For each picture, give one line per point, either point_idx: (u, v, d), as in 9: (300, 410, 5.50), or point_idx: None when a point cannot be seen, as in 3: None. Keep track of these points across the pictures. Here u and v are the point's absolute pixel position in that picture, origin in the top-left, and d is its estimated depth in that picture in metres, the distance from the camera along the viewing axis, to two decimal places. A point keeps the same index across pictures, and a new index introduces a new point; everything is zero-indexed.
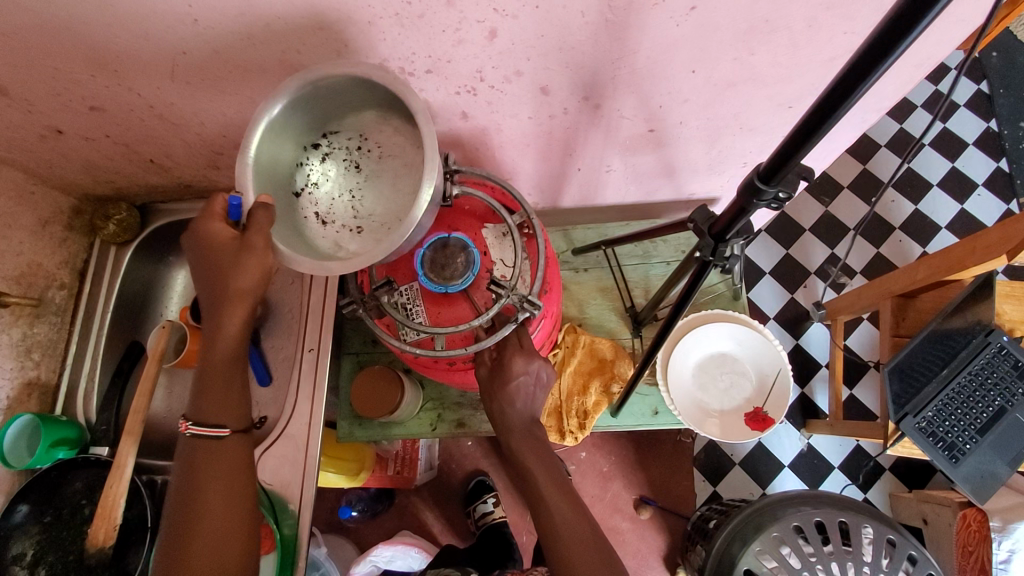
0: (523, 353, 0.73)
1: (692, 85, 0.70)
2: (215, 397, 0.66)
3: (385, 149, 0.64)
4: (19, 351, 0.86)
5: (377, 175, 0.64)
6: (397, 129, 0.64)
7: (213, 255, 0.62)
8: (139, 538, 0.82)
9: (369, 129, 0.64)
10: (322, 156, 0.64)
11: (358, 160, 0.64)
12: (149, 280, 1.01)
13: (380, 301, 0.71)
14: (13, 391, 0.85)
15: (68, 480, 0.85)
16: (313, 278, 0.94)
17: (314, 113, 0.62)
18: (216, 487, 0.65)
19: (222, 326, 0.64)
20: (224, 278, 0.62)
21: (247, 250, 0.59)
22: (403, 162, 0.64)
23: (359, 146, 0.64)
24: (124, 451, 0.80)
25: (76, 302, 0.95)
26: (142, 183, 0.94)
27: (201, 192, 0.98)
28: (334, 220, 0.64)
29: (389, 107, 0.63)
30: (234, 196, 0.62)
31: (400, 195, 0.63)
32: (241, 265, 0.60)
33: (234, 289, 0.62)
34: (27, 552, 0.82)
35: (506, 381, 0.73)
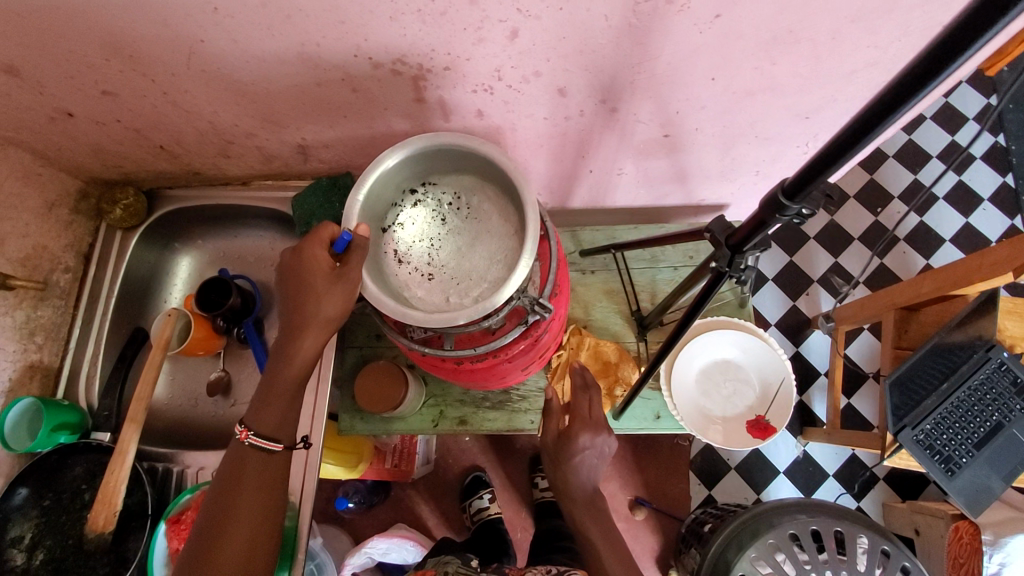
0: (588, 428, 0.80)
1: (710, 93, 0.70)
2: (279, 414, 0.66)
3: (473, 211, 0.68)
4: (23, 334, 0.85)
5: (458, 232, 0.67)
6: (489, 196, 0.68)
7: (305, 277, 0.62)
8: (138, 524, 0.82)
9: (464, 190, 0.68)
10: (415, 203, 0.69)
11: (445, 214, 0.68)
12: (155, 267, 1.01)
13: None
14: (16, 373, 0.84)
15: (69, 465, 0.85)
16: None
17: (420, 166, 0.68)
18: (253, 496, 0.65)
19: (299, 347, 0.64)
20: (310, 303, 0.62)
21: (343, 281, 0.61)
22: (486, 228, 0.67)
23: (451, 203, 0.68)
24: (128, 435, 0.81)
25: (81, 287, 0.94)
26: (151, 170, 0.93)
27: (211, 179, 0.97)
28: (409, 262, 0.67)
29: (489, 174, 0.67)
30: (346, 233, 0.62)
31: (477, 257, 0.66)
32: (333, 295, 0.61)
33: (319, 318, 0.63)
34: (25, 535, 0.82)
35: (568, 448, 0.80)
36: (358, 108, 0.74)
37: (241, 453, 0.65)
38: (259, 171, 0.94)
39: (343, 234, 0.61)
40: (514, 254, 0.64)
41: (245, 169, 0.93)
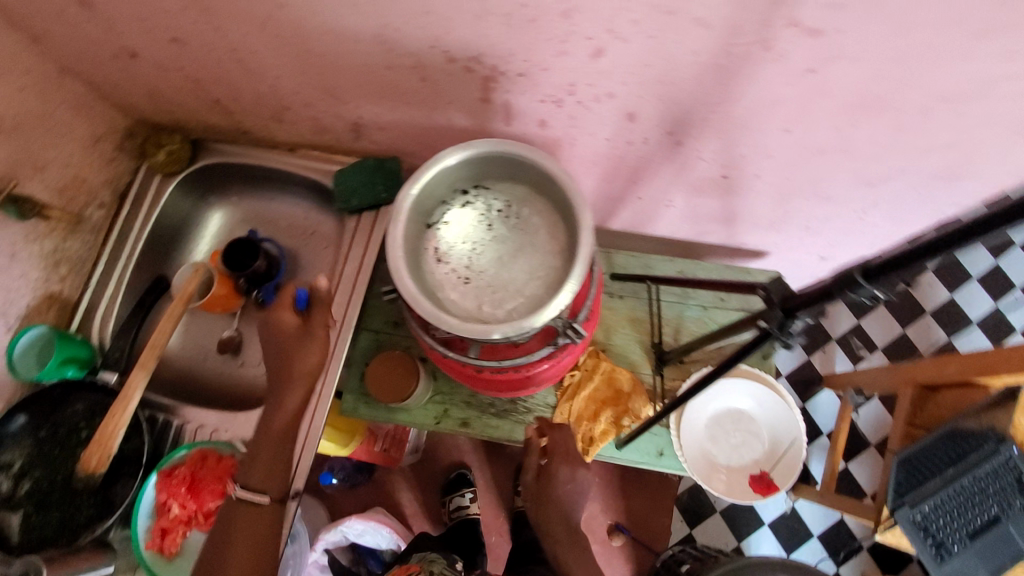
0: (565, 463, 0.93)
1: (781, 144, 0.68)
2: (268, 459, 0.76)
3: (521, 223, 0.66)
4: (49, 263, 0.85)
5: (503, 240, 0.66)
6: (540, 209, 0.66)
7: (282, 339, 0.77)
8: (131, 471, 0.81)
9: (515, 200, 0.67)
10: (464, 204, 0.67)
11: (493, 220, 0.66)
12: (188, 217, 1.00)
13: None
14: (35, 301, 0.84)
15: (71, 400, 0.83)
16: (351, 250, 0.93)
17: (476, 168, 0.66)
18: (245, 538, 0.72)
19: (283, 404, 0.77)
20: (289, 362, 0.77)
21: (312, 338, 0.77)
22: (532, 243, 0.65)
23: (500, 210, 0.67)
24: (135, 380, 0.81)
25: (112, 225, 0.93)
26: (201, 121, 0.92)
27: (258, 140, 0.95)
28: (447, 262, 0.65)
29: (546, 189, 0.66)
30: (302, 292, 0.82)
31: (518, 270, 0.64)
32: (308, 347, 0.77)
33: (297, 370, 0.77)
34: (14, 462, 0.79)
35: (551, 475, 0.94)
36: (422, 98, 0.73)
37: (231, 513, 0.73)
38: (307, 140, 0.93)
39: (300, 293, 0.81)
40: (556, 275, 0.63)
41: (294, 136, 0.92)
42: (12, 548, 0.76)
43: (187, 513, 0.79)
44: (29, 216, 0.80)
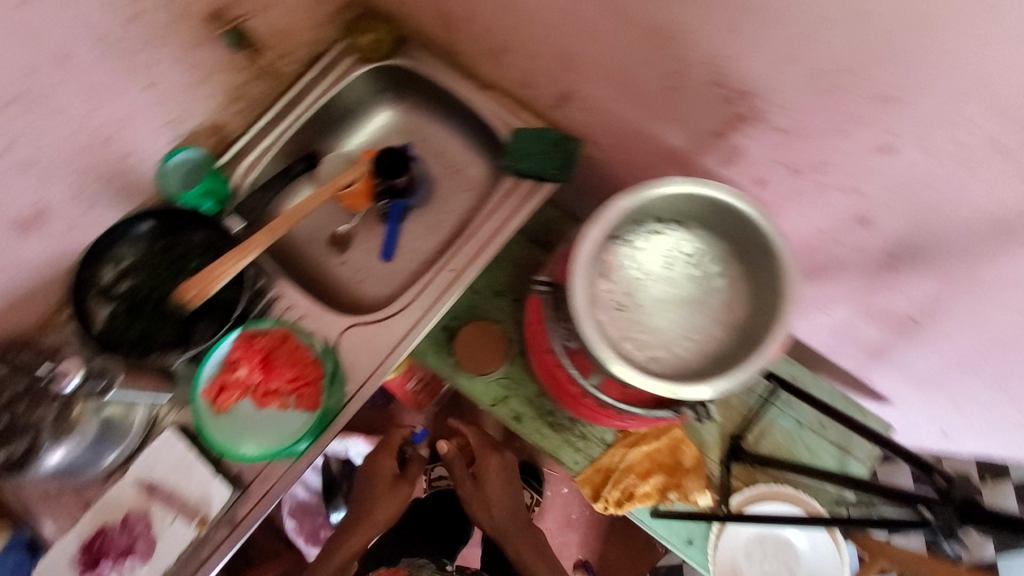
0: (499, 480, 1.07)
1: (1004, 322, 0.61)
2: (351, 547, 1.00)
3: (700, 281, 0.61)
4: (230, 95, 0.85)
5: (675, 288, 0.61)
6: (725, 275, 0.61)
7: (371, 485, 1.03)
8: (214, 316, 0.81)
9: (706, 254, 0.62)
10: (654, 233, 0.62)
11: (674, 264, 0.62)
12: (358, 105, 1.00)
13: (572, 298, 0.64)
14: (203, 123, 0.85)
15: (193, 228, 0.85)
16: (499, 204, 0.88)
17: (689, 206, 0.61)
18: None
19: (347, 542, 1.01)
20: (370, 507, 1.02)
21: (393, 493, 1.03)
22: (702, 306, 0.61)
23: (686, 257, 0.62)
24: (258, 240, 0.81)
25: (293, 83, 0.93)
26: (417, 24, 0.90)
27: (458, 64, 0.93)
28: (613, 283, 0.61)
29: (743, 260, 0.61)
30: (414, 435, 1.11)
31: (676, 326, 0.60)
32: (379, 501, 1.02)
33: (374, 517, 1.01)
34: (123, 260, 0.82)
35: (487, 487, 1.07)
36: (653, 104, 0.69)
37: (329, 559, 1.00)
38: (504, 86, 0.90)
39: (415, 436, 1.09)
40: (714, 352, 0.59)
41: (494, 77, 0.89)
42: (96, 337, 0.78)
43: (252, 381, 0.79)
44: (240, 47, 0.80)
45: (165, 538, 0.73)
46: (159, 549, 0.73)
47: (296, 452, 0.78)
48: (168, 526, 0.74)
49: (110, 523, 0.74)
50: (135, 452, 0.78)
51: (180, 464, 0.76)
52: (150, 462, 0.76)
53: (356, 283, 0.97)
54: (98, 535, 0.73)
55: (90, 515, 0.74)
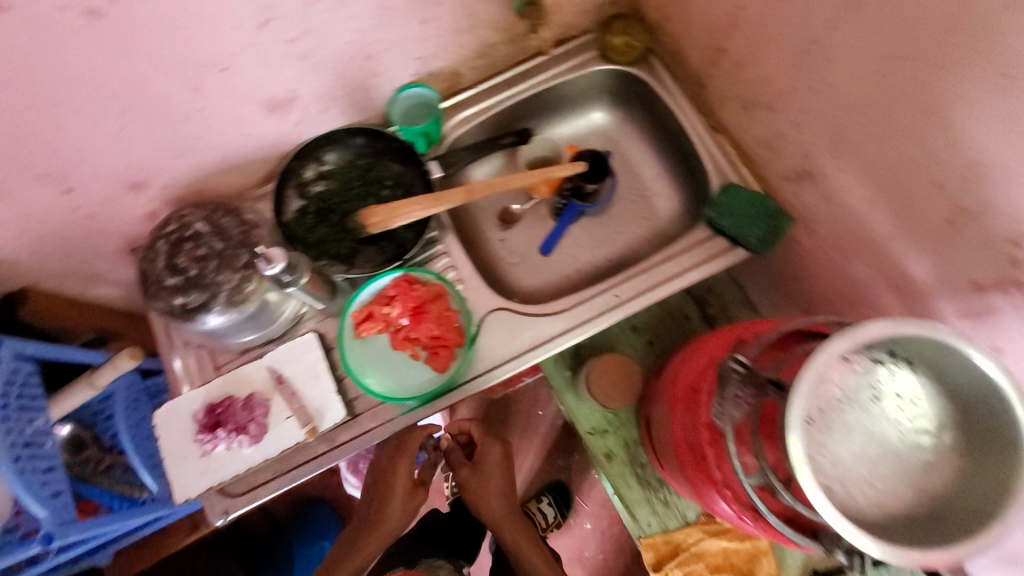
0: (500, 466, 0.87)
1: None
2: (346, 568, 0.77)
3: (920, 437, 0.52)
4: (478, 51, 0.86)
5: (887, 431, 0.52)
6: (947, 445, 0.52)
7: (388, 480, 0.81)
8: (384, 247, 0.85)
9: (936, 412, 0.52)
10: (890, 361, 0.53)
11: (898, 405, 0.52)
12: (580, 97, 0.99)
13: (758, 394, 0.58)
14: (444, 68, 0.86)
15: (395, 158, 0.88)
16: (682, 251, 0.85)
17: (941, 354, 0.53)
18: None
19: (376, 531, 0.79)
20: (387, 502, 0.80)
21: (409, 486, 0.82)
22: (910, 465, 0.51)
23: (914, 405, 0.52)
24: (453, 196, 0.82)
25: (533, 56, 0.94)
26: (678, 45, 0.87)
27: (698, 98, 0.89)
28: (827, 392, 0.52)
29: (980, 440, 0.51)
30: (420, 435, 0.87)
31: (870, 471, 0.51)
32: (395, 496, 0.80)
33: (388, 511, 0.80)
34: (326, 163, 0.88)
35: (485, 478, 0.86)
36: (919, 231, 0.63)
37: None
38: (739, 139, 0.86)
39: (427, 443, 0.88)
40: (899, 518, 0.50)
41: (734, 127, 0.85)
42: (285, 226, 0.84)
43: (396, 322, 0.80)
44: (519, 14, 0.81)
45: (277, 429, 0.76)
46: (270, 436, 0.76)
47: (408, 403, 0.79)
48: (282, 420, 0.77)
49: (236, 395, 0.78)
50: (281, 338, 0.83)
51: (311, 368, 0.79)
52: (287, 355, 0.79)
53: (507, 264, 0.97)
54: (223, 402, 0.77)
55: (221, 381, 0.78)
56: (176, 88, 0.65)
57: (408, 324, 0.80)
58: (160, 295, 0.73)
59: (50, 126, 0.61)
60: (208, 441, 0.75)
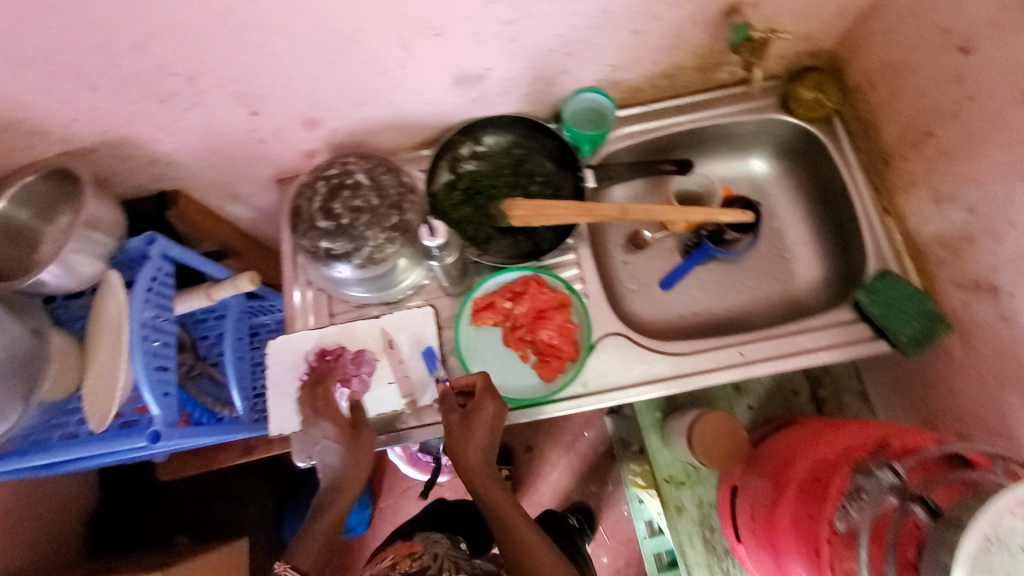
0: (489, 426, 0.71)
1: None
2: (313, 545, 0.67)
3: None
4: (667, 72, 0.84)
5: None
6: None
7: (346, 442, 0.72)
8: (519, 241, 0.85)
9: None
10: None
11: None
12: (747, 142, 0.95)
13: (901, 507, 0.54)
14: (627, 81, 0.85)
15: (552, 156, 0.87)
16: (819, 326, 0.81)
17: None
18: None
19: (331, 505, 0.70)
20: (348, 464, 0.71)
21: (364, 444, 0.73)
22: None
23: None
24: (604, 211, 0.80)
25: (714, 89, 0.91)
26: (875, 116, 0.82)
27: (878, 175, 0.84)
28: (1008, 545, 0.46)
29: None
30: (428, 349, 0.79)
31: None
32: (359, 454, 0.72)
33: (353, 475, 0.72)
34: (483, 145, 0.87)
35: (466, 438, 0.70)
36: None
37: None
38: (913, 229, 0.80)
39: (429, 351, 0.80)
40: None
41: (911, 216, 0.80)
42: (431, 196, 0.85)
43: (514, 319, 0.79)
44: (733, 49, 0.74)
45: (378, 390, 0.78)
46: (369, 395, 0.78)
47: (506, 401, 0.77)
48: (384, 383, 0.78)
49: (347, 347, 0.80)
50: (399, 303, 0.85)
51: (422, 340, 0.80)
52: (402, 322, 0.80)
53: (626, 288, 0.95)
54: (335, 350, 0.79)
55: (336, 330, 0.81)
56: (388, 42, 0.66)
57: (525, 321, 0.79)
58: (309, 234, 0.75)
59: (268, 51, 0.63)
60: (311, 384, 0.78)
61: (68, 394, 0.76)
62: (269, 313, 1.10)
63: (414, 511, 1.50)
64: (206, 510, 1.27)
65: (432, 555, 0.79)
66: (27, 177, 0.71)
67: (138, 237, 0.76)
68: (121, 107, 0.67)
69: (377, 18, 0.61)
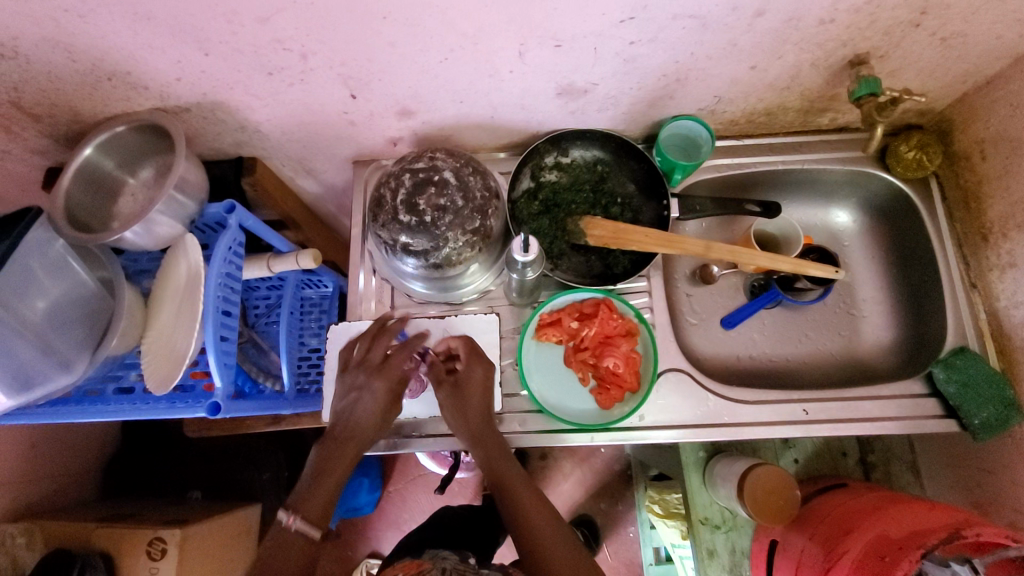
0: (481, 390, 0.72)
1: None
2: (320, 489, 0.67)
3: None
4: (770, 110, 0.81)
5: None
6: None
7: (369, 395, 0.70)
8: (593, 261, 0.84)
9: None
10: None
11: None
12: (833, 191, 0.93)
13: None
14: (728, 114, 0.82)
15: (637, 180, 0.85)
16: (885, 395, 0.79)
17: None
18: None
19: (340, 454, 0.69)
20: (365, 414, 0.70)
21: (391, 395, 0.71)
22: None
23: None
24: (691, 247, 0.78)
25: (811, 133, 0.88)
26: (980, 189, 0.79)
27: (972, 249, 0.81)
28: None
29: None
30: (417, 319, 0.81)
31: None
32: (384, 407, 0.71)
33: (365, 428, 0.70)
34: (568, 157, 0.85)
35: (461, 404, 0.71)
36: None
37: (283, 540, 0.63)
38: (1001, 311, 0.77)
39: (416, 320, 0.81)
40: None
41: (1002, 296, 0.77)
42: (511, 202, 0.83)
43: (579, 339, 0.78)
44: (855, 102, 0.71)
45: (435, 389, 0.79)
46: (426, 393, 0.79)
47: (561, 421, 0.77)
48: None
49: None
50: (460, 305, 0.84)
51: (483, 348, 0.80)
52: (466, 328, 0.80)
53: (687, 322, 0.92)
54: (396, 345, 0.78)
55: (397, 324, 0.80)
56: (505, 46, 0.64)
57: (593, 345, 0.77)
58: (390, 226, 0.74)
59: (385, 39, 0.61)
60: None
61: (128, 349, 0.79)
62: (316, 287, 1.09)
63: (422, 499, 1.50)
64: (219, 471, 1.30)
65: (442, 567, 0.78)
66: (119, 128, 0.72)
67: (219, 203, 0.75)
68: (227, 73, 0.66)
69: (504, 22, 0.60)
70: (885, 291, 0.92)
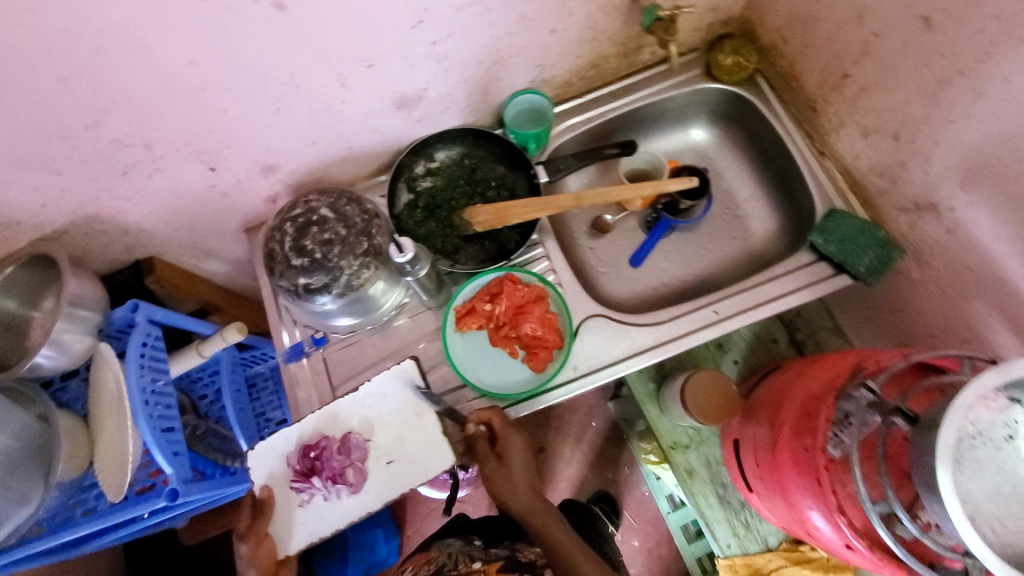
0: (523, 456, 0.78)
1: None
2: None
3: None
4: (594, 62, 0.88)
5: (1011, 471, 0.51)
6: None
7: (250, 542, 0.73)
8: (487, 245, 0.89)
9: None
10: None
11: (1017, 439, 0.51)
12: (683, 114, 1.00)
13: (883, 421, 0.58)
14: (559, 78, 0.89)
15: (503, 160, 0.91)
16: (780, 273, 0.85)
17: None
18: None
19: None
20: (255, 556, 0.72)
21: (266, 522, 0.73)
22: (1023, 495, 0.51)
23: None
24: (564, 201, 0.83)
25: (643, 70, 0.95)
26: (794, 69, 0.87)
27: (809, 123, 0.89)
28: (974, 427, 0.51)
29: None
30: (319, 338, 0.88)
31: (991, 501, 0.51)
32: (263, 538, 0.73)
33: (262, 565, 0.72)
34: (436, 160, 0.91)
35: (510, 470, 0.77)
36: None
37: None
38: (850, 166, 0.84)
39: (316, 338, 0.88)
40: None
41: (846, 154, 0.84)
42: (396, 218, 0.88)
43: (497, 319, 0.82)
44: (648, 30, 0.81)
45: (377, 474, 0.73)
46: (365, 485, 0.73)
47: (499, 397, 0.81)
48: (382, 463, 0.73)
49: (330, 437, 0.75)
50: (382, 326, 0.88)
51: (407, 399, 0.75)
52: (385, 389, 0.76)
53: (597, 272, 0.98)
54: (320, 445, 0.74)
55: (315, 418, 0.76)
56: (326, 81, 0.70)
57: (507, 318, 0.82)
58: (286, 273, 0.78)
59: (215, 107, 0.67)
60: (305, 489, 0.73)
61: (83, 470, 0.81)
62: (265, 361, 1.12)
63: None
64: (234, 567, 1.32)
65: (448, 556, 0.81)
66: (9, 269, 0.74)
67: (122, 306, 0.80)
68: (86, 185, 0.70)
69: (312, 59, 0.66)
70: (758, 185, 0.99)
